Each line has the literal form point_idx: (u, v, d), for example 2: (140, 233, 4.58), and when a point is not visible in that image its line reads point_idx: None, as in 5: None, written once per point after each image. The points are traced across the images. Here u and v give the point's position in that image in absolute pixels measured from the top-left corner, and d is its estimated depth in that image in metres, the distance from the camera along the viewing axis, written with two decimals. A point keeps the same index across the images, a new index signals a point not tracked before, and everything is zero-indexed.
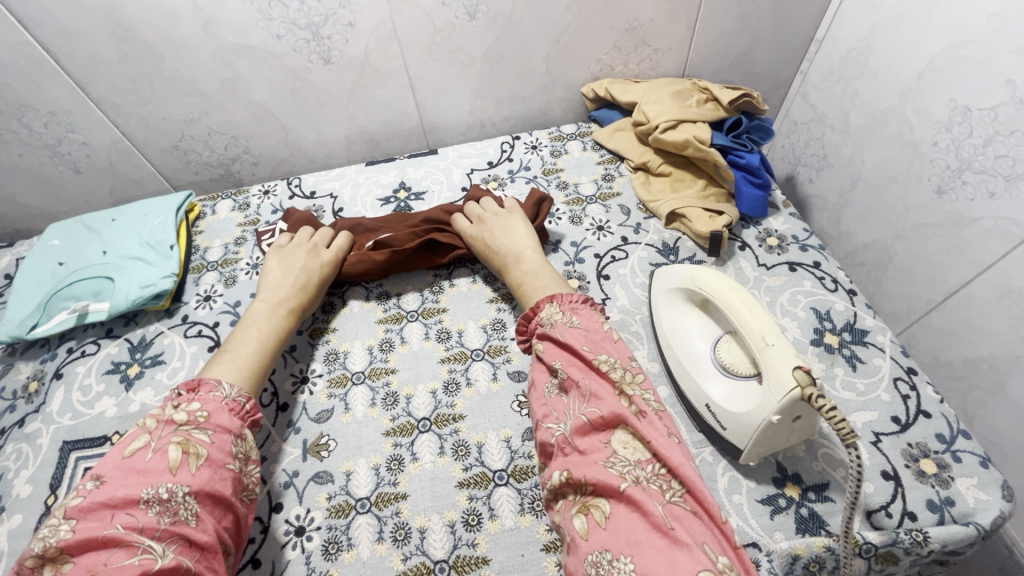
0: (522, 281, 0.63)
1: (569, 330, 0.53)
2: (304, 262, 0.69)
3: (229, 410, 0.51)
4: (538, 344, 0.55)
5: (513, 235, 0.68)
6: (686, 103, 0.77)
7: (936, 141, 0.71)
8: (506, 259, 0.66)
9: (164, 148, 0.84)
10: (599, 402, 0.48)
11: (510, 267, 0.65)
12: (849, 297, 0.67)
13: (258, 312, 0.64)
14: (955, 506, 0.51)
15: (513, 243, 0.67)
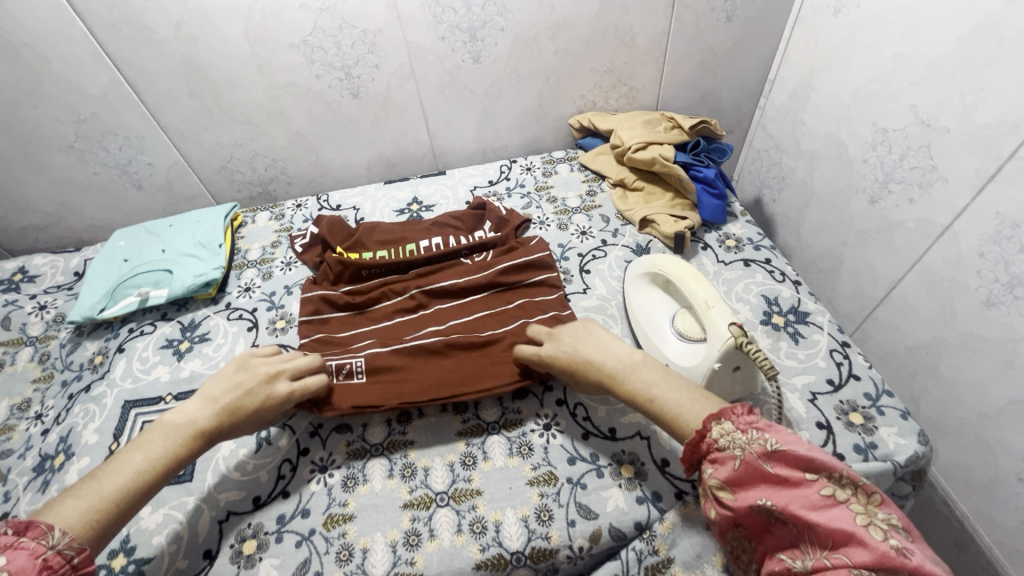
0: (652, 394, 0.55)
1: (756, 451, 0.45)
2: (258, 385, 0.61)
3: (47, 564, 0.42)
4: (707, 471, 0.47)
5: (613, 351, 0.61)
6: (655, 129, 0.91)
7: (866, 158, 0.84)
8: (626, 374, 0.58)
9: (215, 168, 0.99)
10: (841, 535, 0.39)
11: (619, 378, 0.58)
12: (795, 286, 0.78)
13: (166, 433, 0.55)
14: (878, 449, 0.60)
15: (620, 364, 0.59)
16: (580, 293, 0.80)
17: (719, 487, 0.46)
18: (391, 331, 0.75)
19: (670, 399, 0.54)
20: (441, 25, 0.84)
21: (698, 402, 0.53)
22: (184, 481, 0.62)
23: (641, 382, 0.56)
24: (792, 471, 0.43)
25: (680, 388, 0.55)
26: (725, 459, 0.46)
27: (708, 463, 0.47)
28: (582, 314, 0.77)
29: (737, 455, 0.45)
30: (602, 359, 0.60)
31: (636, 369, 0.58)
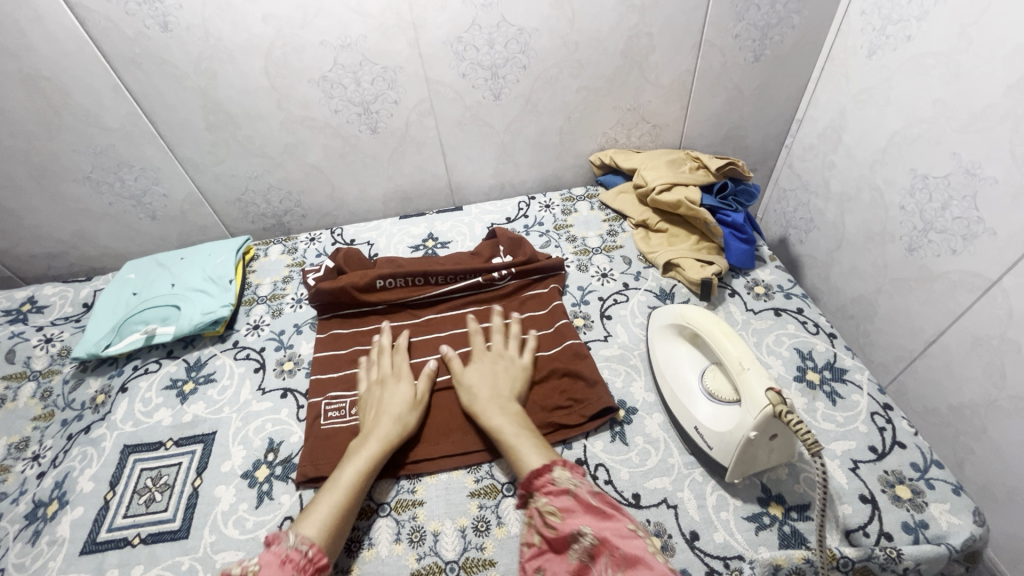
0: (509, 437, 0.59)
1: (583, 490, 0.51)
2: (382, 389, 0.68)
3: (285, 563, 0.48)
4: (541, 502, 0.52)
5: (499, 392, 0.65)
6: (679, 169, 0.89)
7: (903, 205, 0.81)
8: (506, 429, 0.60)
9: (230, 200, 0.98)
10: (637, 561, 0.44)
11: (500, 439, 0.60)
12: (830, 339, 0.74)
13: (381, 432, 0.62)
14: (929, 528, 0.55)
15: (499, 398, 0.64)
16: (601, 341, 0.76)
17: (548, 514, 0.50)
18: (404, 367, 0.74)
19: (526, 451, 0.57)
20: (463, 63, 0.83)
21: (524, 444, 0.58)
22: (179, 539, 0.60)
23: (508, 435, 0.60)
24: (608, 513, 0.49)
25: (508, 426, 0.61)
26: (561, 490, 0.51)
27: (542, 495, 0.52)
28: (604, 364, 0.73)
29: (569, 491, 0.51)
30: (494, 402, 0.64)
31: (510, 418, 0.62)
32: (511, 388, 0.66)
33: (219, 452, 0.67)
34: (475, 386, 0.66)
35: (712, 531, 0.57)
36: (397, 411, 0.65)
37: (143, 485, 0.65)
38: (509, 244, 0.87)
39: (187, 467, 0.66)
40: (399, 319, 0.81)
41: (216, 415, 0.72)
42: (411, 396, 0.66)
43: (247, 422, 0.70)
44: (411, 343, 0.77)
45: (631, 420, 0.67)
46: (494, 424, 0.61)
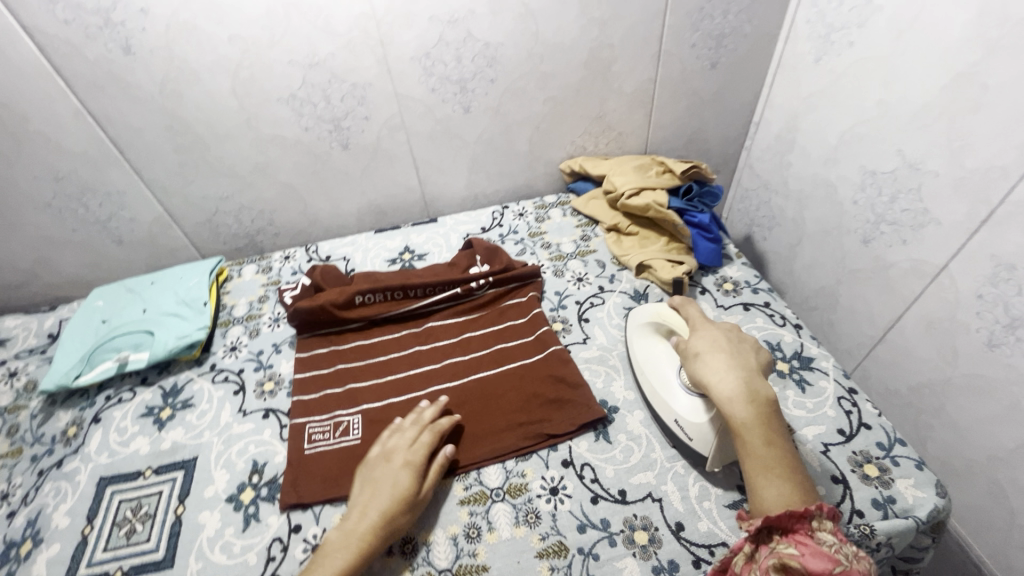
0: (767, 438, 0.53)
1: (851, 565, 0.44)
2: (388, 468, 0.61)
3: None
4: (790, 550, 0.45)
5: (731, 368, 0.59)
6: (646, 174, 0.92)
7: (856, 200, 0.85)
8: (749, 420, 0.54)
9: (200, 222, 0.97)
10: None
11: (744, 432, 0.54)
12: (796, 330, 0.77)
13: (360, 530, 0.55)
14: (897, 503, 0.59)
15: (733, 377, 0.58)
16: (580, 343, 0.78)
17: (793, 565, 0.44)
18: (387, 384, 0.74)
19: (783, 452, 0.53)
20: (432, 78, 0.85)
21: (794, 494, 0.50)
22: (164, 568, 0.59)
23: (767, 436, 0.53)
24: None
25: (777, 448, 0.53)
26: (824, 554, 0.44)
27: (794, 542, 0.46)
28: (584, 365, 0.75)
29: (837, 557, 0.44)
30: (725, 388, 0.57)
31: (746, 405, 0.55)
32: (755, 364, 0.60)
33: (201, 477, 0.66)
34: (716, 357, 0.60)
35: (696, 521, 0.59)
36: (386, 507, 0.57)
37: (123, 517, 0.63)
38: (486, 253, 0.88)
39: (169, 495, 0.65)
40: (380, 336, 0.81)
41: (196, 440, 0.70)
42: (406, 493, 0.58)
43: (229, 446, 0.69)
44: (393, 358, 0.78)
45: (614, 418, 0.69)
46: (737, 414, 0.55)
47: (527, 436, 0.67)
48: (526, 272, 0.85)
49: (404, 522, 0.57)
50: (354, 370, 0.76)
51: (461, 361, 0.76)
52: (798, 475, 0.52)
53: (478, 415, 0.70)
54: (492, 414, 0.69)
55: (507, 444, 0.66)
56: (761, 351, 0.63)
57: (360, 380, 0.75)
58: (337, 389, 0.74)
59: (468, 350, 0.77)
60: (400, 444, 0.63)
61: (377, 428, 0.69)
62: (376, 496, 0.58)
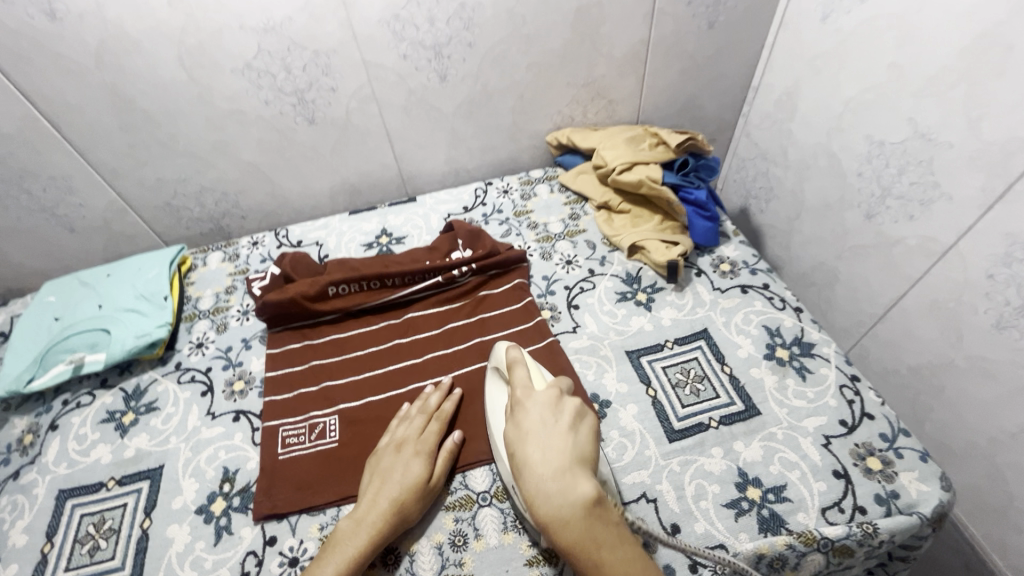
0: (597, 555, 0.44)
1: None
2: (398, 457, 0.59)
3: None
4: None
5: (548, 457, 0.49)
6: (639, 147, 0.86)
7: (860, 172, 0.80)
8: (576, 528, 0.45)
9: (158, 206, 0.89)
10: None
11: (580, 550, 0.44)
12: (796, 314, 0.74)
13: (369, 520, 0.54)
14: (900, 498, 0.56)
15: (546, 475, 0.48)
16: (569, 333, 0.74)
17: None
18: (366, 382, 0.69)
19: (612, 559, 0.44)
20: (403, 43, 0.77)
21: (625, 563, 0.44)
22: None
23: (598, 538, 0.45)
24: None
25: (612, 549, 0.45)
26: None
27: None
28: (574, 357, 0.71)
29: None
30: (540, 501, 0.47)
31: (579, 516, 0.45)
32: (584, 446, 0.51)
33: (168, 487, 0.62)
34: (534, 454, 0.50)
35: (693, 522, 0.56)
36: (397, 494, 0.55)
37: (85, 533, 0.59)
38: (468, 236, 0.82)
39: (134, 507, 0.61)
40: (357, 328, 0.76)
41: (162, 447, 0.66)
42: (416, 481, 0.56)
43: (197, 452, 0.65)
44: (371, 354, 0.73)
45: (606, 414, 0.65)
46: (564, 539, 0.45)
47: None
48: (512, 257, 0.80)
49: (416, 511, 0.56)
50: (330, 366, 0.72)
51: (444, 356, 0.71)
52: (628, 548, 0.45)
53: (463, 414, 0.65)
54: (477, 414, 0.65)
55: (494, 446, 0.63)
56: (588, 426, 0.53)
57: (336, 378, 0.70)
58: (311, 388, 0.69)
59: (451, 343, 0.73)
60: (409, 434, 0.61)
61: (356, 430, 0.65)
62: (386, 485, 0.56)
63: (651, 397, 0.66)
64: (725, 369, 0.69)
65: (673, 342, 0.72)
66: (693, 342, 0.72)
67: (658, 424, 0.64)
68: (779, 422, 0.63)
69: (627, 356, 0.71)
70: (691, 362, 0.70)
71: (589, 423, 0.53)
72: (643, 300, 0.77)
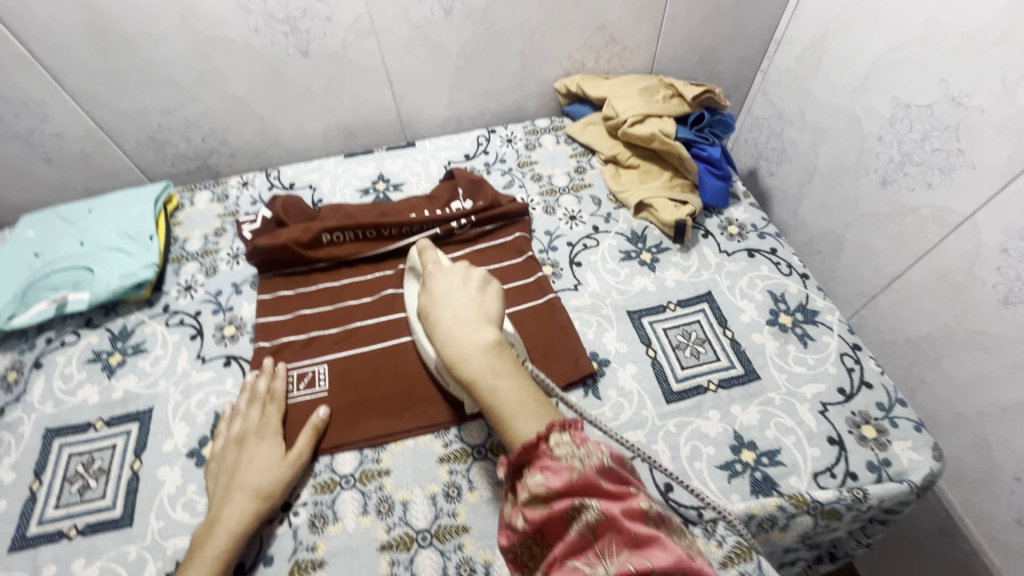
0: (495, 386, 0.47)
1: (590, 463, 0.42)
2: (242, 449, 0.57)
3: None
4: (534, 479, 0.42)
5: (468, 305, 0.53)
6: (653, 98, 0.81)
7: (882, 136, 0.77)
8: (483, 377, 0.48)
9: (141, 140, 0.84)
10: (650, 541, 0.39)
11: (482, 384, 0.48)
12: (802, 280, 0.72)
13: (227, 516, 0.52)
14: (892, 466, 0.57)
15: (457, 327, 0.51)
16: (570, 290, 0.72)
17: (540, 497, 0.41)
18: (360, 332, 0.68)
19: (506, 394, 0.47)
20: None
21: (529, 406, 0.47)
22: (122, 527, 0.55)
23: (504, 368, 0.48)
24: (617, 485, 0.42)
25: (518, 379, 0.48)
26: (558, 469, 0.42)
27: (537, 470, 0.43)
28: (575, 315, 0.70)
29: (573, 469, 0.42)
30: (455, 341, 0.50)
31: (480, 353, 0.49)
32: (490, 305, 0.54)
33: (158, 430, 0.61)
34: (453, 297, 0.54)
35: (686, 481, 0.57)
36: (255, 480, 0.54)
37: (74, 472, 0.59)
38: (469, 187, 0.78)
39: (124, 449, 0.60)
40: (350, 278, 0.73)
41: (151, 389, 0.65)
42: (275, 462, 0.56)
43: (187, 397, 0.64)
44: (364, 304, 0.70)
45: (604, 373, 0.64)
46: (467, 372, 0.48)
47: None
48: (515, 211, 0.77)
49: (282, 486, 0.55)
50: (321, 316, 0.69)
51: None
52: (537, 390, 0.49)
53: None
54: None
55: None
56: (496, 288, 0.56)
57: (328, 328, 0.68)
58: (302, 338, 0.67)
59: None
60: (252, 420, 0.59)
61: (349, 381, 0.64)
62: (238, 476, 0.54)
63: (651, 357, 0.66)
64: (727, 334, 0.67)
65: (676, 304, 0.70)
66: (696, 305, 0.70)
67: (656, 384, 0.63)
68: (778, 388, 0.63)
69: (628, 316, 0.69)
70: (693, 324, 0.68)
71: (495, 286, 0.56)
72: (647, 260, 0.75)
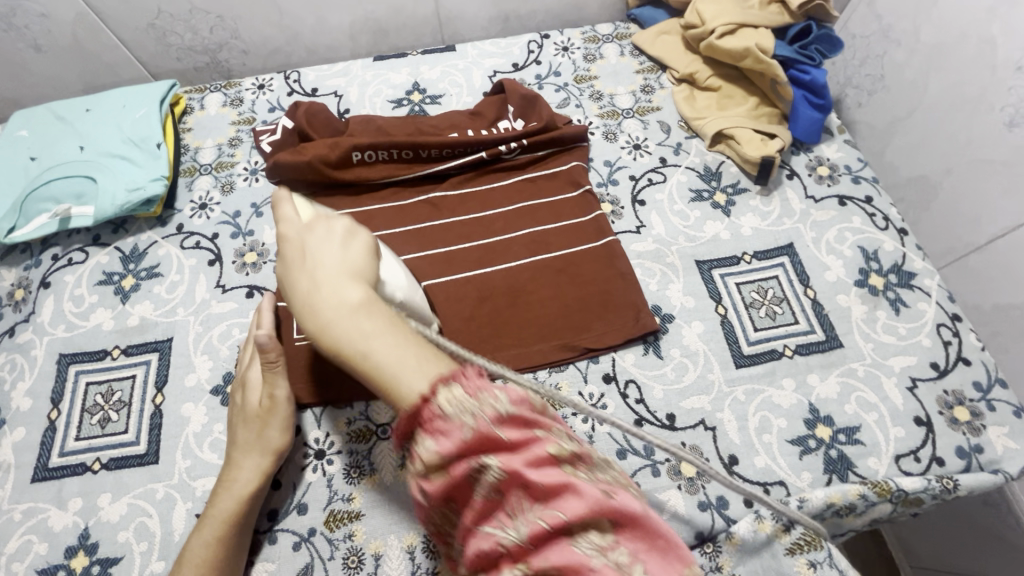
0: (366, 347, 0.34)
1: (484, 414, 0.31)
2: (235, 404, 0.52)
3: None
4: (424, 446, 0.31)
5: (343, 260, 0.39)
6: (747, 3, 0.67)
7: (1021, 66, 0.64)
8: (351, 340, 0.34)
9: (140, 27, 0.72)
10: (559, 488, 0.30)
11: (352, 356, 0.34)
12: (899, 236, 0.63)
13: (230, 478, 0.48)
14: (984, 454, 0.51)
15: (320, 285, 0.37)
16: (632, 233, 0.63)
17: (432, 466, 0.31)
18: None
19: (382, 347, 0.34)
20: None
21: (412, 352, 0.34)
22: (148, 464, 0.52)
23: (388, 323, 0.35)
24: (522, 426, 0.31)
25: (405, 338, 0.35)
26: (451, 429, 0.30)
27: (425, 432, 0.31)
28: (636, 262, 0.62)
29: (465, 424, 0.30)
30: (314, 308, 0.36)
31: (346, 315, 0.35)
32: (358, 257, 0.40)
33: (179, 363, 0.57)
34: (319, 255, 0.39)
35: (753, 455, 0.52)
36: (248, 438, 0.50)
37: (93, 403, 0.55)
38: (521, 104, 0.68)
39: (144, 381, 0.56)
40: (381, 203, 0.64)
41: (169, 318, 0.59)
42: (262, 413, 0.50)
43: (208, 328, 0.58)
44: (398, 235, 0.62)
45: (668, 330, 0.58)
46: (332, 340, 0.35)
47: (565, 345, 0.56)
48: (572, 134, 0.67)
49: (276, 435, 0.50)
50: None
51: (485, 246, 0.61)
52: (429, 344, 0.36)
53: (507, 316, 0.58)
54: (523, 318, 0.57)
55: (540, 355, 0.56)
56: (371, 238, 0.42)
57: None
58: None
59: (494, 232, 0.62)
60: (241, 368, 0.54)
61: None
62: (237, 433, 0.51)
63: (721, 315, 0.58)
64: (808, 293, 0.60)
65: (752, 256, 0.62)
66: (776, 258, 0.62)
67: (725, 346, 0.57)
68: (862, 358, 0.56)
69: (696, 267, 0.61)
70: (771, 281, 0.60)
71: (368, 238, 0.42)
72: (722, 202, 0.65)
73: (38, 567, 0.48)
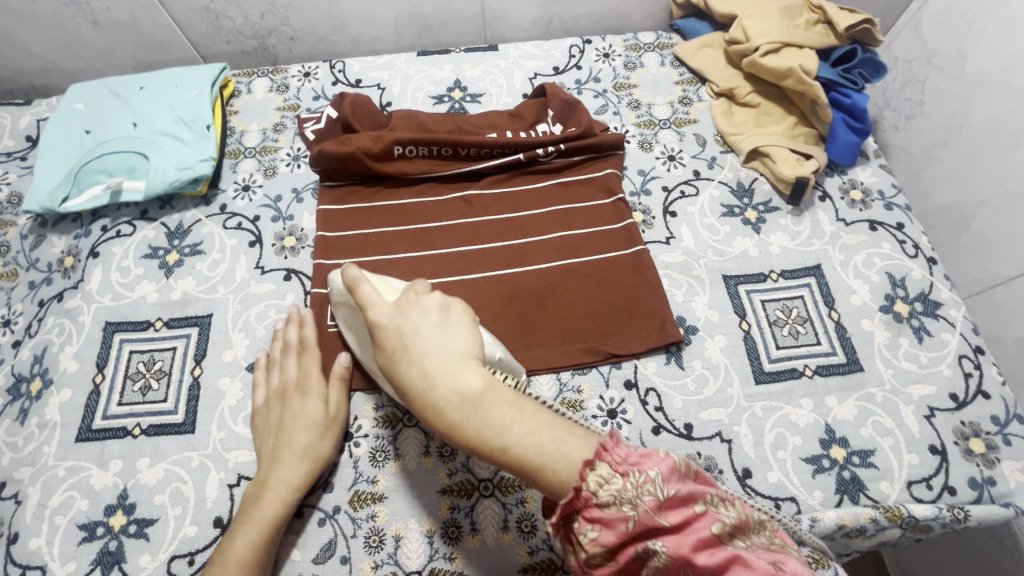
0: (507, 442, 0.34)
1: (576, 429, 0.34)
2: (284, 407, 0.53)
3: None
4: (528, 462, 0.35)
5: (449, 346, 0.38)
6: (793, 22, 0.68)
7: None
8: (492, 430, 0.35)
9: (194, 9, 0.74)
10: (643, 479, 0.34)
11: (495, 450, 0.35)
12: (928, 265, 0.63)
13: (277, 479, 0.50)
14: (995, 486, 0.52)
15: (439, 380, 0.36)
16: (661, 243, 0.65)
17: (533, 476, 0.35)
18: (425, 261, 0.62)
19: (519, 434, 0.35)
20: None
21: (546, 438, 0.35)
22: (185, 433, 0.55)
23: (515, 406, 0.36)
24: (605, 434, 0.35)
25: (538, 422, 0.36)
26: (550, 444, 0.34)
27: (529, 452, 0.35)
28: (663, 273, 0.63)
29: (561, 438, 0.34)
30: (441, 407, 0.36)
31: (477, 409, 0.35)
32: (463, 340, 0.39)
33: (217, 338, 0.59)
34: (425, 341, 0.39)
35: (767, 470, 0.53)
36: (303, 440, 0.51)
37: (136, 370, 0.58)
38: (560, 108, 0.69)
39: (184, 353, 0.58)
40: (416, 197, 0.66)
41: (210, 294, 0.62)
42: (319, 420, 0.52)
43: (246, 307, 0.61)
44: (432, 229, 0.64)
45: (691, 341, 0.59)
46: (465, 433, 0.35)
47: (588, 349, 0.58)
48: (609, 142, 0.68)
49: (328, 445, 0.52)
50: (385, 237, 0.63)
51: (516, 246, 0.63)
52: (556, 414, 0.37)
53: (533, 317, 0.59)
54: (548, 320, 0.59)
55: (562, 357, 0.57)
56: (463, 312, 0.42)
57: (393, 251, 0.62)
58: (364, 258, 0.62)
59: (526, 233, 0.64)
60: (291, 375, 0.55)
61: None
62: (287, 438, 0.51)
63: (744, 331, 0.59)
64: (832, 315, 0.60)
65: (779, 275, 0.63)
66: (802, 278, 0.62)
67: (746, 361, 0.58)
68: (881, 383, 0.57)
69: (723, 281, 0.62)
70: (796, 301, 0.61)
71: (460, 311, 0.42)
72: (752, 218, 0.66)
73: (79, 522, 0.51)
